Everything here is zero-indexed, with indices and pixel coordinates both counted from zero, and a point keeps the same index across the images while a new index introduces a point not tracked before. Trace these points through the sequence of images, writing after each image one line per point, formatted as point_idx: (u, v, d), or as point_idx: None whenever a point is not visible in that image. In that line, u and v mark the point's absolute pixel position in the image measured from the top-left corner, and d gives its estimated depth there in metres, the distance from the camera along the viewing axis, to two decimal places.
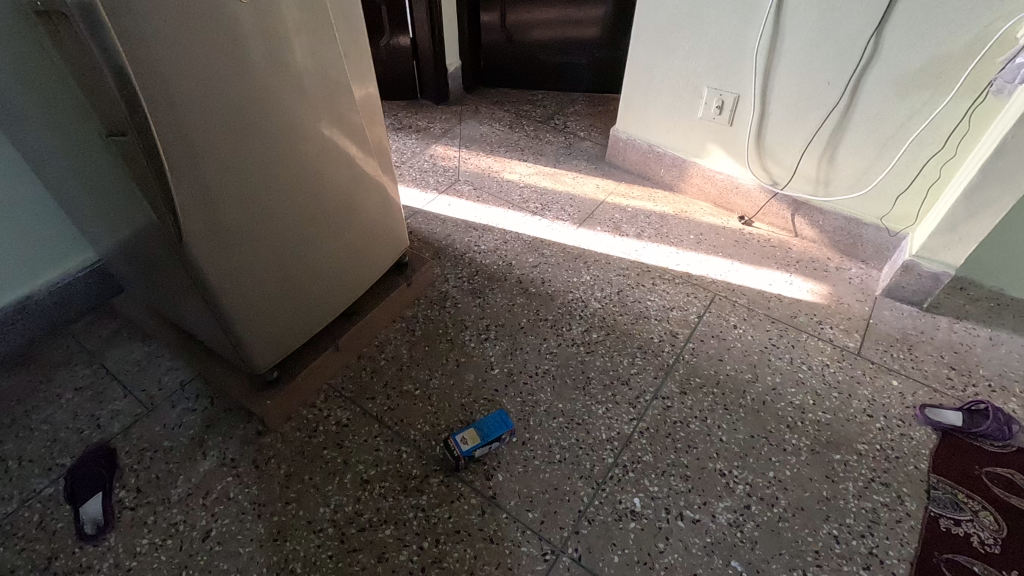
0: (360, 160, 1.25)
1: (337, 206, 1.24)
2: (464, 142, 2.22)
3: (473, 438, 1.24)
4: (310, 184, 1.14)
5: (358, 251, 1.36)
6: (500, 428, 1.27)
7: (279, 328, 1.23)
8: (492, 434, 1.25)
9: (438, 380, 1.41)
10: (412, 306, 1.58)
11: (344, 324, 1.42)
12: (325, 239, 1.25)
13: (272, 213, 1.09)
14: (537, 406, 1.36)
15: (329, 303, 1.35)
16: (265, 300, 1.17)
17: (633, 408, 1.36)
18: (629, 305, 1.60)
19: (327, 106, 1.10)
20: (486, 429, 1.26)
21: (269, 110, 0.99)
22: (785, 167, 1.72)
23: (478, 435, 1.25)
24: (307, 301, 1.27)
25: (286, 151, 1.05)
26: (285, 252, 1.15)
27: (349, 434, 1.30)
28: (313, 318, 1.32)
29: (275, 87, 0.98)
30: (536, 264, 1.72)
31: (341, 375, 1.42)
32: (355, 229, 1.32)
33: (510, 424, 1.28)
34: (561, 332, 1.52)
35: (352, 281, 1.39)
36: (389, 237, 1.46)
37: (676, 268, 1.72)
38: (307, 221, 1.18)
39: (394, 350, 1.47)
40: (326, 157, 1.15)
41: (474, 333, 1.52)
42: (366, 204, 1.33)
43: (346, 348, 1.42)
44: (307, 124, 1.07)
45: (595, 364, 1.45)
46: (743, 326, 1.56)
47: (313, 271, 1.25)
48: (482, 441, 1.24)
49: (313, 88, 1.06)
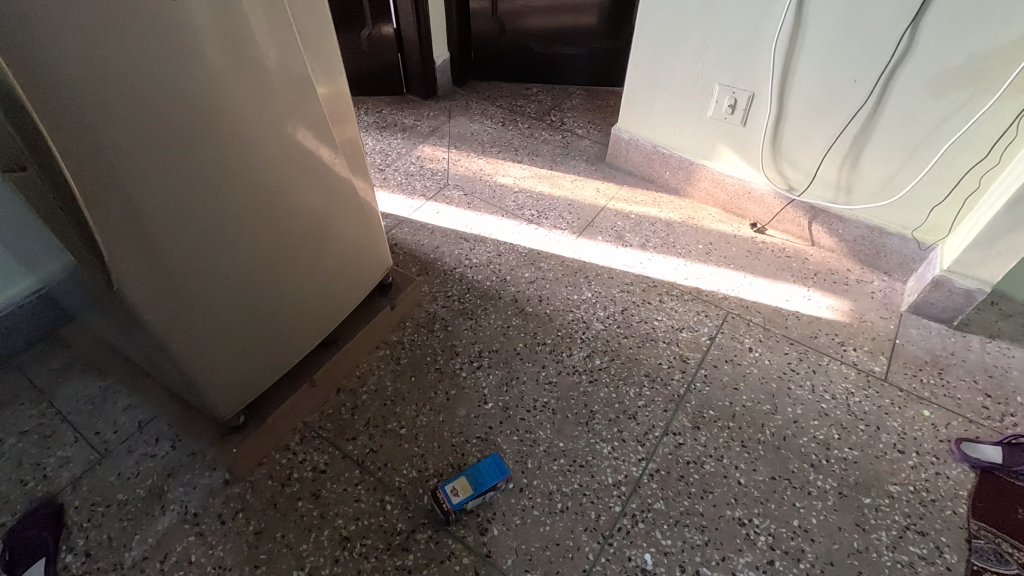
0: (334, 176, 1.10)
1: (308, 228, 1.09)
2: (453, 142, 2.06)
3: (465, 489, 1.11)
4: (272, 203, 0.98)
5: (333, 276, 1.22)
6: (494, 478, 1.14)
7: (244, 366, 1.09)
8: (485, 484, 1.12)
9: (426, 417, 1.28)
10: (398, 330, 1.44)
11: (320, 356, 1.28)
12: (296, 266, 1.10)
13: (230, 242, 0.94)
14: (535, 446, 1.23)
15: (302, 334, 1.20)
16: (224, 338, 1.02)
17: (641, 446, 1.23)
18: (635, 326, 1.47)
19: (295, 117, 0.95)
20: (477, 479, 1.13)
21: (224, 126, 0.84)
22: (803, 172, 1.58)
23: (471, 486, 1.12)
24: (275, 336, 1.13)
25: (244, 171, 0.90)
26: (247, 284, 1.01)
27: (327, 482, 1.17)
28: (284, 355, 1.18)
29: (232, 99, 0.83)
30: (532, 279, 1.58)
31: (318, 412, 1.28)
32: (329, 253, 1.18)
33: (505, 472, 1.15)
34: (561, 358, 1.39)
35: (327, 309, 1.25)
36: (370, 256, 1.31)
37: (685, 282, 1.58)
38: (273, 248, 1.03)
39: (378, 383, 1.34)
40: (294, 175, 1.00)
41: (467, 360, 1.38)
42: (341, 224, 1.18)
43: (322, 383, 1.28)
44: (271, 140, 0.93)
45: (600, 395, 1.32)
46: (759, 348, 1.43)
47: (280, 302, 1.10)
48: (475, 492, 1.11)
49: (278, 96, 0.90)
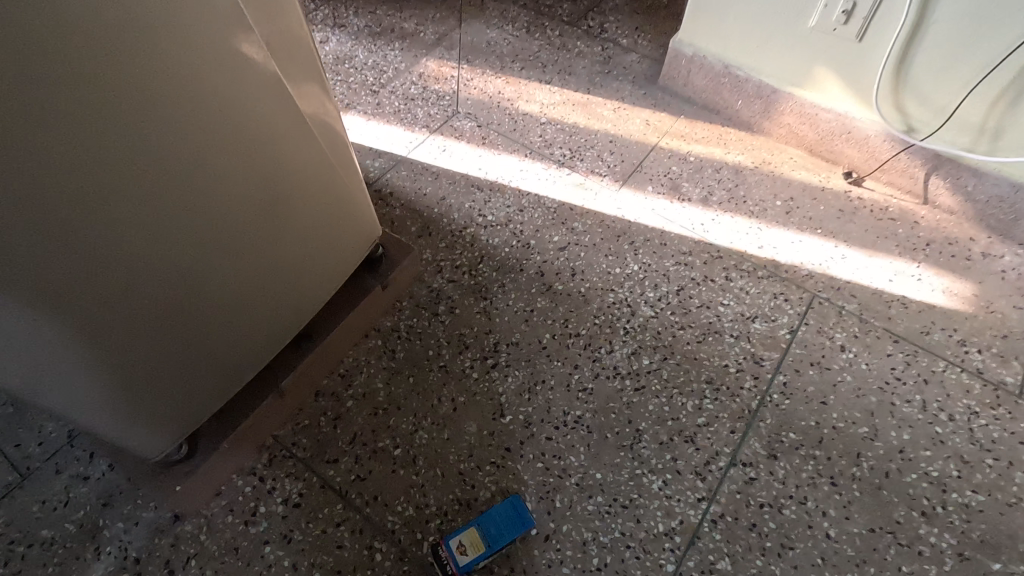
0: (300, 131, 0.74)
1: (264, 209, 0.75)
2: (465, 54, 1.63)
3: (477, 547, 0.88)
4: (205, 194, 0.65)
5: (306, 260, 0.90)
6: (513, 532, 0.89)
7: (186, 392, 0.82)
8: (502, 542, 0.89)
9: (427, 434, 1.01)
10: (392, 313, 1.15)
11: (289, 356, 0.99)
12: (250, 259, 0.78)
13: (143, 257, 0.63)
14: (565, 478, 0.97)
15: (265, 339, 0.91)
16: (150, 370, 0.74)
17: (701, 482, 0.97)
18: (694, 313, 1.16)
19: (231, 48, 0.58)
20: (491, 533, 0.89)
21: (100, 94, 0.49)
22: (933, 109, 1.18)
23: (484, 542, 0.88)
24: (223, 347, 0.83)
25: (145, 158, 0.56)
26: (174, 305, 0.70)
27: (302, 521, 0.93)
28: (237, 370, 0.89)
29: (115, 47, 0.48)
30: (562, 245, 1.26)
31: (292, 423, 1.02)
32: (298, 234, 0.85)
33: (529, 523, 0.91)
34: (598, 357, 1.10)
35: (298, 301, 0.94)
36: (354, 230, 0.98)
37: (759, 252, 1.25)
38: (207, 243, 0.70)
39: (367, 385, 1.06)
40: (236, 138, 0.64)
41: (479, 356, 1.10)
42: (316, 195, 0.84)
43: (293, 390, 1.00)
44: (194, 108, 0.58)
45: (647, 409, 1.04)
46: (854, 347, 1.11)
47: (228, 307, 0.79)
48: (489, 551, 0.88)
49: (201, 36, 0.54)
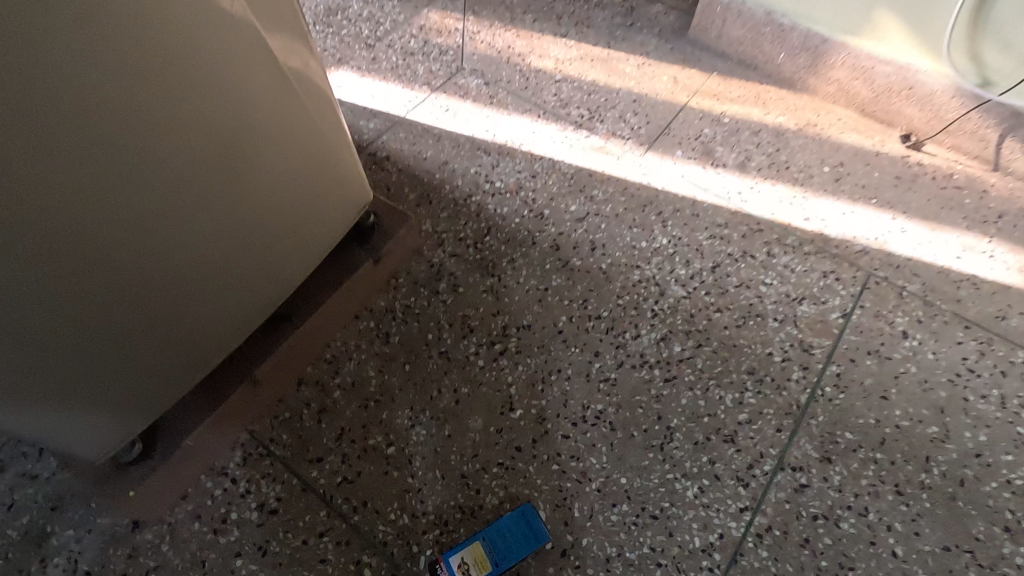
0: (281, 82, 0.59)
1: (232, 175, 0.61)
2: (471, 4, 1.46)
3: (483, 565, 0.77)
4: (145, 172, 0.51)
5: (286, 237, 0.76)
6: (525, 548, 0.78)
7: (129, 395, 0.69)
8: (512, 560, 0.77)
9: (424, 430, 0.88)
10: (387, 291, 1.01)
11: (266, 340, 0.86)
12: (214, 236, 0.64)
13: (61, 248, 0.49)
14: (585, 483, 0.84)
15: (231, 334, 0.77)
16: (79, 376, 0.61)
17: (743, 489, 0.83)
18: (733, 294, 1.01)
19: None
20: (499, 549, 0.78)
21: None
22: (1016, 56, 1.01)
23: (491, 560, 0.77)
24: (178, 344, 0.70)
25: (54, 122, 0.42)
26: (108, 305, 0.57)
27: (280, 530, 0.81)
28: (197, 363, 0.75)
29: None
30: (580, 216, 1.11)
31: (270, 416, 0.89)
32: (279, 206, 0.70)
33: (544, 538, 0.79)
34: (622, 344, 0.96)
35: (278, 283, 0.80)
36: (344, 209, 0.84)
37: (805, 225, 1.09)
38: (151, 232, 0.56)
39: (357, 374, 0.93)
40: (191, 87, 0.50)
41: (485, 341, 0.96)
42: (301, 160, 0.69)
43: (271, 379, 0.87)
44: (126, 60, 0.44)
45: (679, 403, 0.90)
46: (918, 334, 0.96)
47: (189, 292, 0.65)
48: (496, 570, 0.77)
49: None
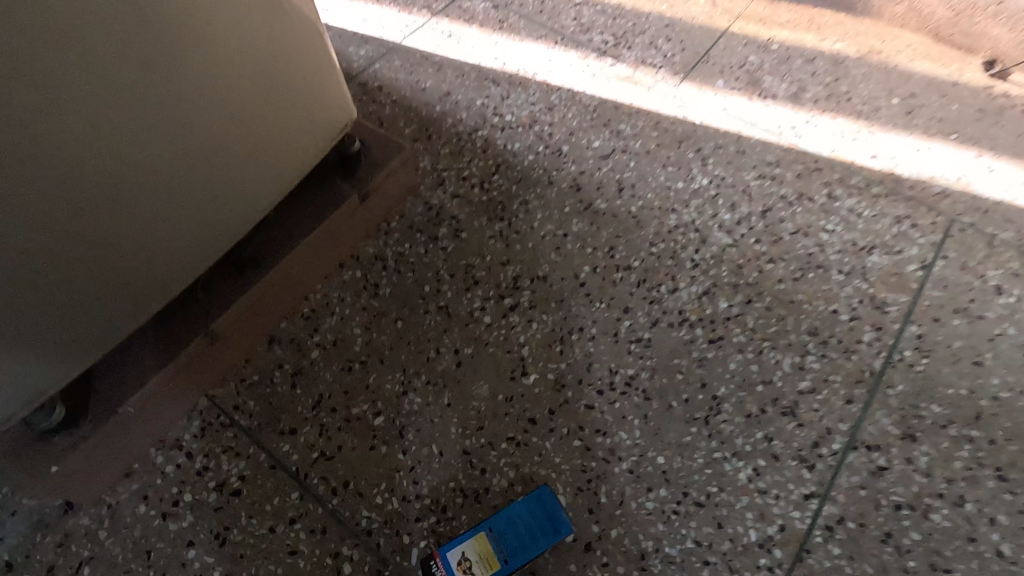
0: None
1: (136, 30, 0.46)
2: None
3: (490, 563, 0.62)
4: None
5: (239, 151, 0.61)
6: (541, 543, 0.63)
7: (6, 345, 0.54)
8: (525, 557, 0.63)
9: (419, 398, 0.73)
10: (377, 237, 0.86)
11: (226, 287, 0.71)
12: (102, 121, 0.48)
13: None
14: (613, 463, 0.69)
15: (155, 278, 0.61)
16: None
17: (807, 472, 0.68)
18: (788, 242, 0.85)
19: None
20: (509, 543, 0.63)
21: None
22: None
23: (500, 556, 0.63)
24: (69, 280, 0.54)
25: None
26: None
27: (242, 515, 0.66)
28: (109, 313, 0.60)
29: None
30: (605, 152, 0.94)
31: (235, 381, 0.74)
32: (217, 98, 0.55)
33: (565, 530, 0.64)
34: (656, 299, 0.80)
35: (234, 214, 0.65)
36: (309, 131, 0.67)
37: (872, 163, 0.92)
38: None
39: (340, 332, 0.78)
40: None
41: (493, 295, 0.81)
42: (232, 34, 0.53)
43: (233, 336, 0.72)
44: None
45: (727, 369, 0.75)
46: (1016, 289, 0.80)
47: (65, 202, 0.50)
48: (507, 569, 0.62)
49: None
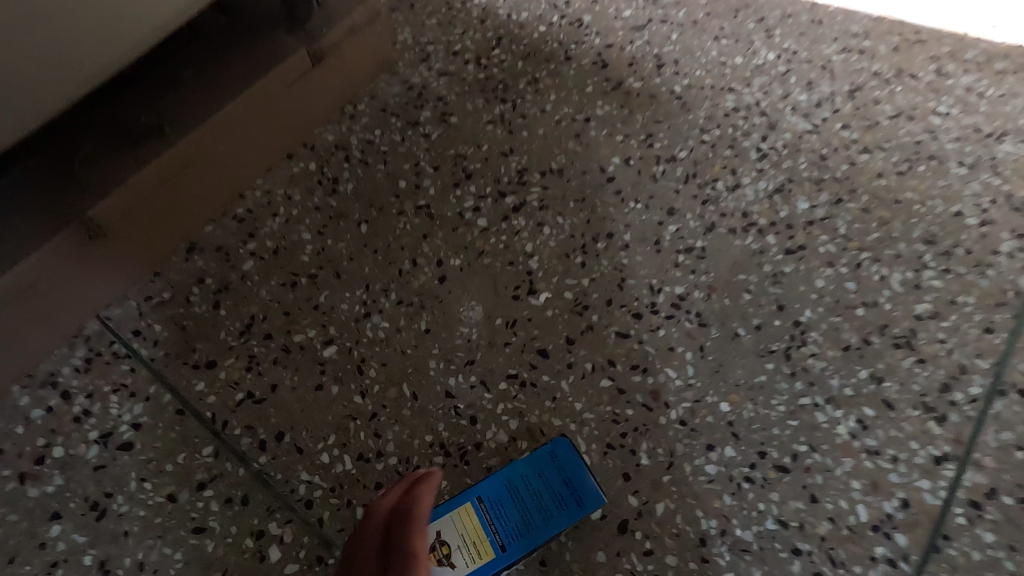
0: None
1: None
2: None
3: (479, 551, 0.42)
4: None
5: None
6: (555, 522, 0.43)
7: None
8: (532, 542, 0.42)
9: (387, 323, 0.53)
10: (338, 120, 0.65)
11: (113, 165, 0.51)
12: None
13: None
14: (658, 412, 0.48)
15: None
16: None
17: (937, 425, 0.47)
18: (887, 129, 0.63)
19: None
20: (509, 522, 0.43)
21: None
22: None
23: (494, 541, 0.42)
24: None
25: None
26: None
27: (132, 479, 0.47)
28: None
29: None
30: (638, 22, 0.72)
31: (137, 299, 0.54)
32: None
33: (591, 504, 0.43)
34: (711, 198, 0.59)
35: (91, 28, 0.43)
36: None
37: (992, 33, 0.70)
38: None
39: (284, 238, 0.58)
40: None
41: (490, 193, 0.60)
42: None
43: (130, 236, 0.52)
44: None
45: (813, 288, 0.54)
46: None
47: None
48: (504, 560, 0.42)
49: None
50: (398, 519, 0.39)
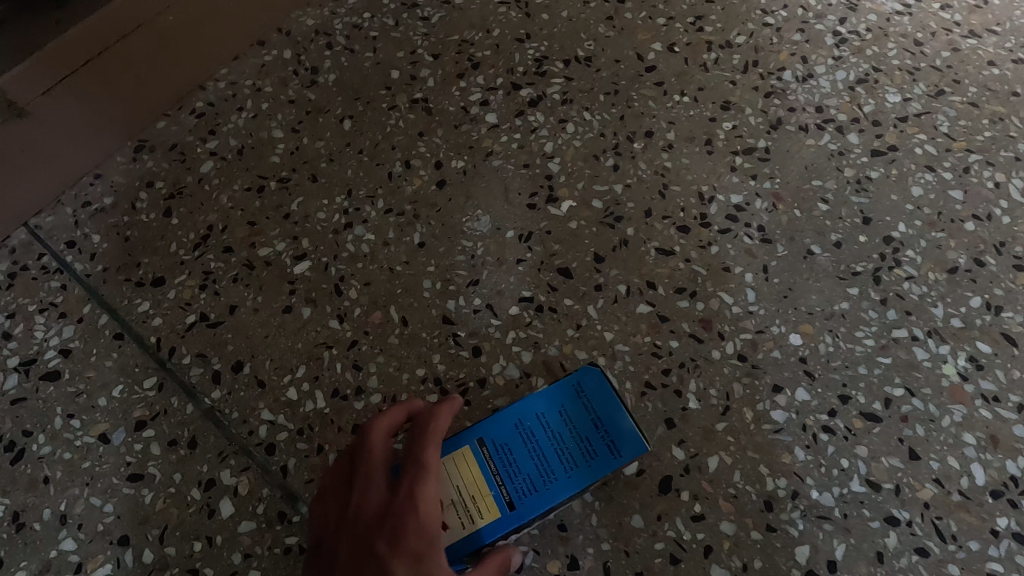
0: None
1: None
2: None
3: (480, 509, 0.31)
4: None
5: None
6: (580, 475, 0.32)
7: None
8: (550, 500, 0.32)
9: (373, 235, 0.43)
10: (319, 1, 0.53)
11: (27, 28, 0.40)
12: None
13: None
14: (711, 344, 0.38)
15: None
16: None
17: None
18: (999, 10, 0.50)
19: None
20: (520, 473, 0.32)
21: None
22: None
23: (500, 496, 0.31)
24: None
25: None
26: None
27: (57, 415, 0.38)
28: None
29: None
30: None
31: (73, 206, 0.45)
32: None
33: (629, 453, 0.32)
34: (776, 91, 0.48)
35: None
36: None
37: None
38: None
39: (250, 136, 0.48)
40: None
41: (501, 85, 0.49)
42: None
43: (55, 122, 0.42)
44: None
45: (907, 198, 0.43)
46: None
47: None
48: (513, 522, 0.31)
49: None
50: (414, 428, 0.31)
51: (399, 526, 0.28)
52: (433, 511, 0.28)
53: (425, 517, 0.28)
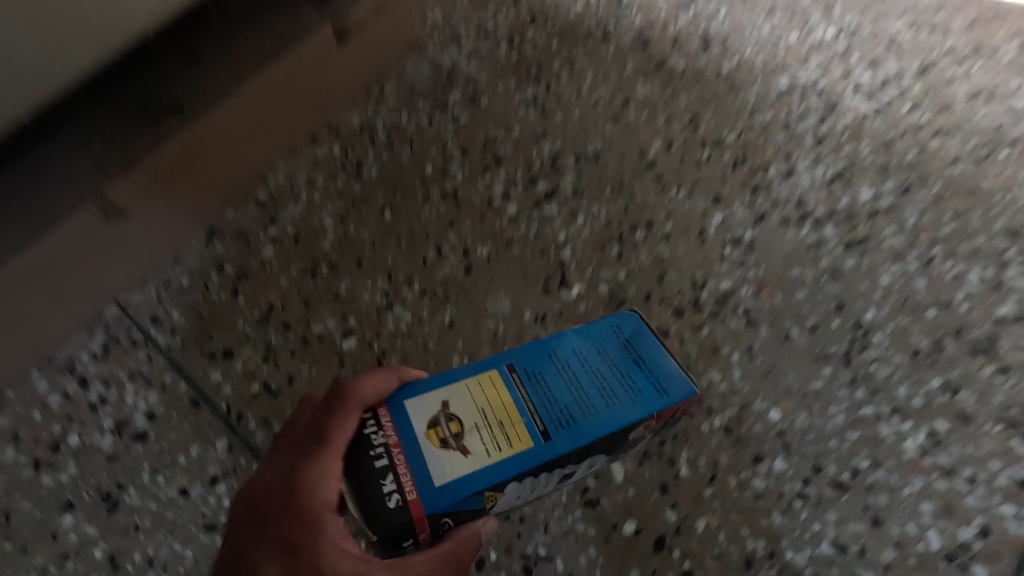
0: None
1: None
2: None
3: (511, 436, 0.34)
4: None
5: None
6: (608, 405, 0.35)
7: None
8: (582, 427, 0.35)
9: (409, 314, 0.50)
10: (363, 103, 0.62)
11: (134, 144, 0.48)
12: None
13: None
14: (701, 417, 0.44)
15: None
16: None
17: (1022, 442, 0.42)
18: (963, 111, 0.57)
19: None
20: (554, 405, 0.35)
21: None
22: None
23: (533, 425, 0.35)
24: None
25: None
26: None
27: (145, 471, 0.45)
28: None
29: None
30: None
31: (156, 286, 0.53)
32: None
33: (667, 393, 0.36)
34: (762, 186, 0.54)
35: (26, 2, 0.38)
36: None
37: None
38: None
39: (304, 224, 0.56)
40: None
41: (521, 179, 0.56)
42: None
43: (147, 217, 0.50)
44: None
45: (877, 285, 0.48)
46: None
47: None
48: (547, 449, 0.34)
49: None
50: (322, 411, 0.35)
51: (281, 500, 0.33)
52: (311, 495, 0.33)
53: (304, 498, 0.33)
